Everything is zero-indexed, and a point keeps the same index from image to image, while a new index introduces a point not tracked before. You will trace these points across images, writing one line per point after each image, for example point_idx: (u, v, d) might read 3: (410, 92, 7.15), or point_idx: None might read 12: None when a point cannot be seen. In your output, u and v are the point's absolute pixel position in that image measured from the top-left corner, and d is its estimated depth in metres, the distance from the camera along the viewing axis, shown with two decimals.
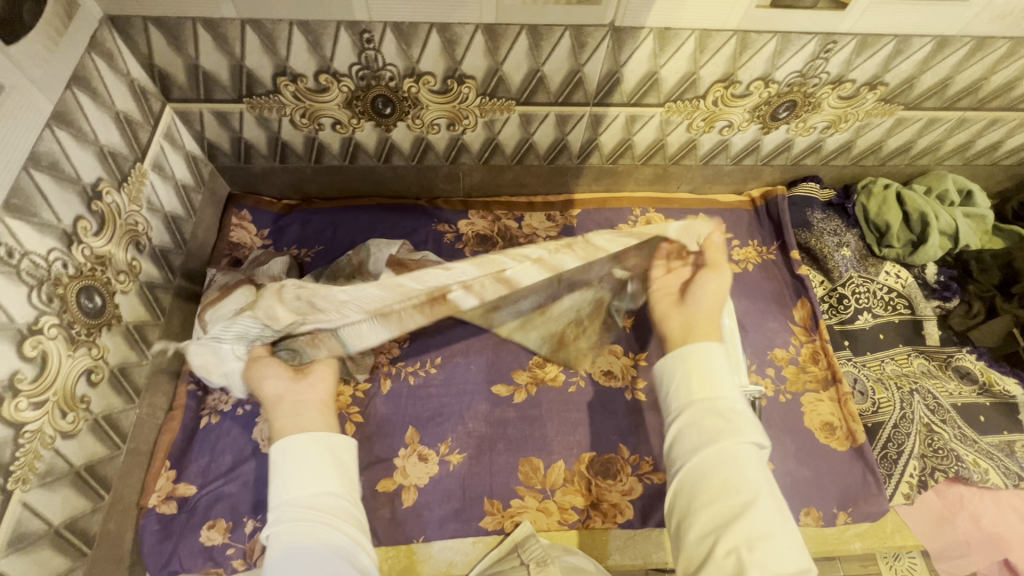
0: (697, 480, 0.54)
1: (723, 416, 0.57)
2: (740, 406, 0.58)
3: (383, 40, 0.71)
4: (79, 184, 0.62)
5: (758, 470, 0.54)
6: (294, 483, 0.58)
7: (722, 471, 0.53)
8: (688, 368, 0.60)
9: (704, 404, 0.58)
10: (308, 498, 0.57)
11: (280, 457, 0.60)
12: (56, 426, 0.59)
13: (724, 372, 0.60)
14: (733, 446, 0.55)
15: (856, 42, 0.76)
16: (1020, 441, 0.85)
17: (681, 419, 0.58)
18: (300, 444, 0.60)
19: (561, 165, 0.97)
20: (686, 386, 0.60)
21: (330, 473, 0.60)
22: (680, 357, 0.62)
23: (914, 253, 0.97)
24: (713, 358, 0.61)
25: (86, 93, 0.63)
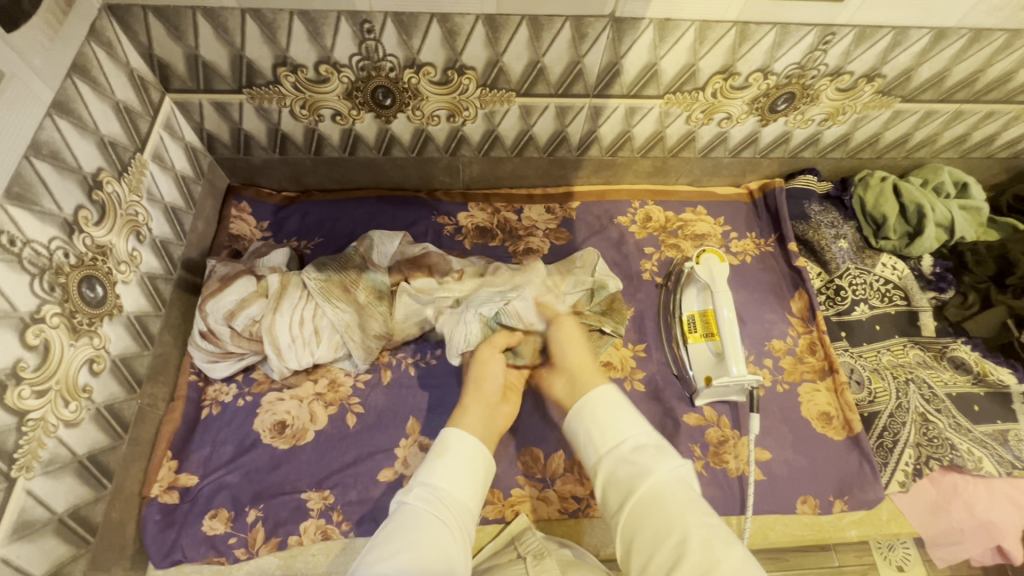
0: (631, 532, 0.53)
1: (642, 457, 0.56)
2: (649, 442, 0.58)
3: (383, 30, 0.71)
4: (80, 173, 0.62)
5: (680, 498, 0.52)
6: (442, 468, 0.58)
7: (650, 518, 0.52)
8: (596, 418, 0.61)
9: (615, 453, 0.58)
10: (446, 487, 0.57)
11: (451, 442, 0.61)
12: (59, 415, 0.59)
13: (629, 413, 0.61)
14: (654, 486, 0.53)
15: (854, 34, 0.76)
16: (1014, 430, 0.86)
17: (609, 467, 0.58)
18: (465, 442, 0.61)
19: (560, 157, 0.98)
20: (592, 443, 0.60)
21: (470, 481, 0.59)
22: (576, 416, 0.64)
23: (911, 245, 0.98)
24: (608, 404, 0.62)
25: (85, 82, 0.62)
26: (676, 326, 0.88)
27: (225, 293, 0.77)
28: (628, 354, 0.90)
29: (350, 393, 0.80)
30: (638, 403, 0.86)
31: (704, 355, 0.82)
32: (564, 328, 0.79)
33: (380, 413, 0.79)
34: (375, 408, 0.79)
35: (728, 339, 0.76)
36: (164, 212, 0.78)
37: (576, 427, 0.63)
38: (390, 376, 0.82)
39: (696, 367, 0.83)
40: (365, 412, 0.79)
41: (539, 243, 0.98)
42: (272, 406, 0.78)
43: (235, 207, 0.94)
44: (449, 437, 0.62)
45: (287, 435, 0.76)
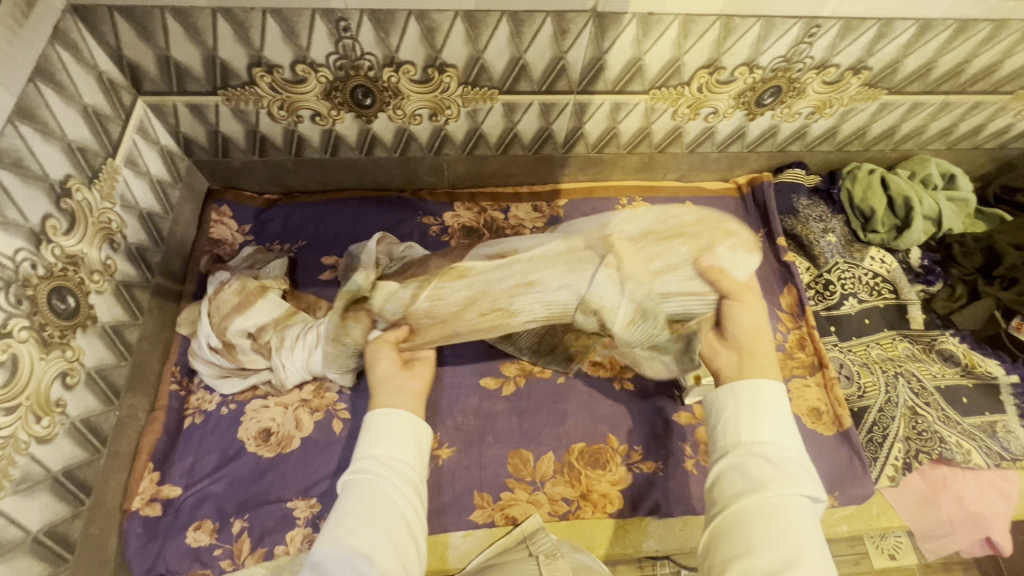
0: (740, 525, 0.51)
1: (775, 463, 0.53)
2: (796, 458, 0.54)
3: (360, 29, 0.69)
4: (47, 181, 0.60)
5: (810, 526, 0.49)
6: (381, 440, 0.61)
7: (764, 521, 0.50)
8: (744, 405, 0.57)
9: (750, 445, 0.55)
10: (388, 456, 0.59)
11: (378, 421, 0.63)
12: (31, 431, 0.57)
13: (782, 419, 0.56)
14: (780, 497, 0.51)
15: (839, 26, 0.75)
16: (1001, 421, 0.86)
17: (735, 457, 0.55)
18: (391, 413, 0.63)
19: (546, 154, 0.96)
20: (734, 425, 0.57)
21: (410, 445, 0.62)
22: (729, 392, 0.59)
23: (898, 238, 0.98)
24: (771, 399, 0.57)
25: (50, 87, 0.60)
26: None
27: (251, 311, 0.78)
28: None
29: (336, 399, 0.78)
30: (628, 402, 0.85)
31: None
32: (753, 309, 0.60)
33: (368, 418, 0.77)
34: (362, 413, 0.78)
35: None
36: (139, 219, 0.76)
37: (718, 401, 0.59)
38: (376, 380, 0.80)
39: None
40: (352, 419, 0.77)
41: None
42: (257, 414, 0.76)
43: (216, 210, 0.92)
44: (373, 413, 0.64)
45: (272, 443, 0.75)
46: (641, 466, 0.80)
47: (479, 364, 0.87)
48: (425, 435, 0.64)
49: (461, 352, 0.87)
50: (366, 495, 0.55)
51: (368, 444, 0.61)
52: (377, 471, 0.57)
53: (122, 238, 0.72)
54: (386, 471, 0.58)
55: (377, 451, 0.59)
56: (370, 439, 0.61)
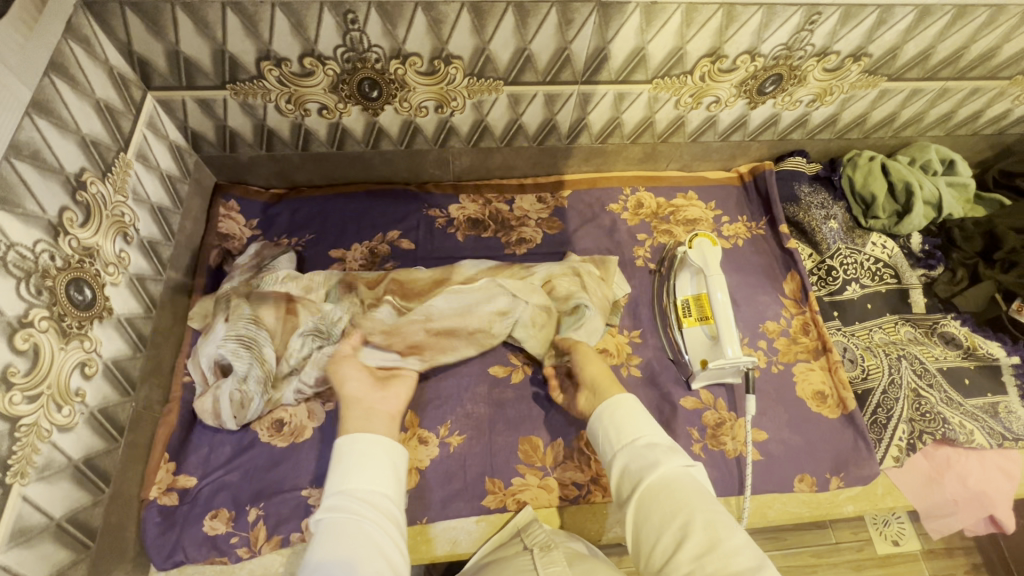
0: (641, 510, 0.55)
1: (649, 453, 0.58)
2: (661, 440, 0.60)
3: (367, 21, 0.70)
4: (63, 174, 0.60)
5: (694, 489, 0.54)
6: (354, 472, 0.59)
7: (657, 508, 0.54)
8: (608, 421, 0.63)
9: (626, 450, 0.60)
10: (362, 490, 0.58)
11: (345, 449, 0.61)
12: (52, 419, 0.58)
13: (641, 414, 0.63)
14: (661, 477, 0.56)
15: (840, 13, 0.76)
16: (1003, 402, 0.87)
17: (618, 465, 0.60)
18: (367, 440, 0.62)
19: (550, 145, 0.97)
20: (612, 434, 0.62)
21: (388, 475, 0.61)
22: (597, 417, 0.66)
23: (900, 224, 0.98)
24: (631, 403, 0.64)
25: (64, 81, 0.61)
26: (671, 312, 0.88)
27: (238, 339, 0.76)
28: (624, 341, 0.90)
29: None
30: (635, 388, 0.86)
31: (699, 338, 0.82)
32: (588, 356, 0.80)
33: None
34: None
35: (722, 320, 0.77)
36: (150, 212, 0.77)
37: (592, 430, 0.65)
38: None
39: (691, 351, 0.84)
40: None
41: (531, 233, 0.98)
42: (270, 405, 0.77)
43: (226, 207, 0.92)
44: (342, 445, 0.62)
45: (285, 433, 0.76)
46: None
47: (488, 353, 0.88)
48: (401, 459, 0.64)
49: None
50: (341, 532, 0.53)
51: (340, 479, 0.59)
52: (354, 508, 0.55)
53: (136, 232, 0.73)
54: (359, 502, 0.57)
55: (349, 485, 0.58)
56: (342, 473, 0.59)
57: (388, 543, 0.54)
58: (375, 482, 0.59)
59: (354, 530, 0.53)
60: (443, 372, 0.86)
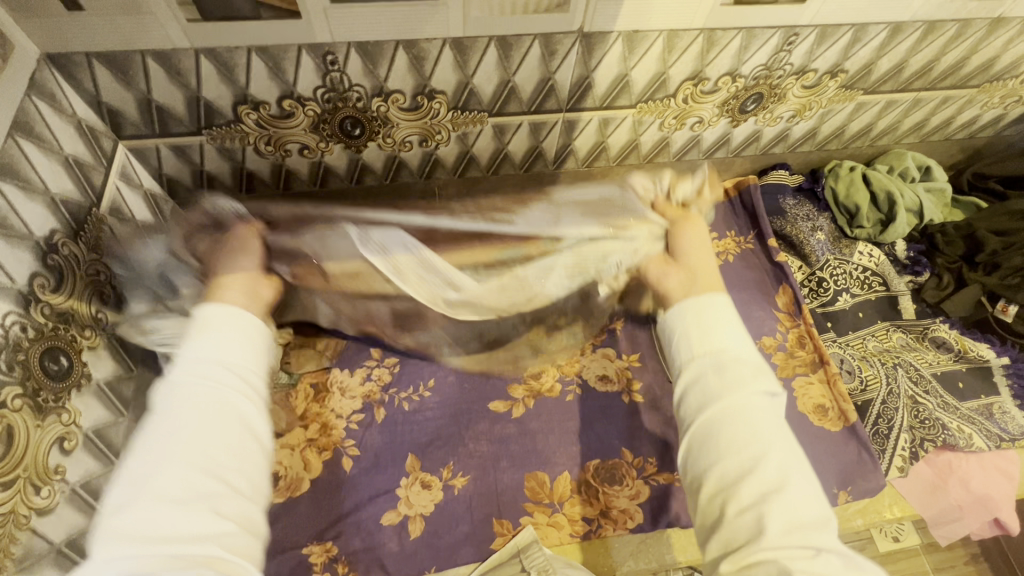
0: (707, 435, 0.47)
1: (729, 366, 0.50)
2: (748, 358, 0.51)
3: (348, 61, 0.68)
4: (32, 239, 0.57)
5: (763, 418, 0.47)
6: (218, 346, 0.49)
7: (727, 429, 0.47)
8: (688, 322, 0.53)
9: (706, 356, 0.51)
10: (219, 370, 0.47)
11: (205, 323, 0.50)
12: (30, 503, 0.54)
13: (733, 323, 0.53)
14: (741, 400, 0.48)
15: (816, 33, 0.77)
16: (997, 403, 0.89)
17: (693, 361, 0.51)
18: (223, 315, 0.51)
19: (537, 172, 0.96)
20: (688, 340, 0.53)
21: (247, 347, 0.50)
22: (680, 312, 0.55)
23: (884, 232, 1.01)
24: (722, 308, 0.54)
25: (28, 139, 0.58)
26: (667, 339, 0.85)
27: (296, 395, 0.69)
28: (624, 367, 0.89)
29: (344, 437, 0.81)
30: (638, 415, 0.85)
31: None
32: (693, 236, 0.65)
33: (379, 453, 0.80)
34: (372, 449, 0.81)
35: None
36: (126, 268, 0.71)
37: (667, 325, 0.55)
38: (384, 414, 0.83)
39: None
40: (362, 455, 0.80)
41: None
42: None
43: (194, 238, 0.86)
44: (211, 313, 0.51)
45: (281, 488, 0.77)
46: (657, 478, 0.80)
47: (486, 390, 0.86)
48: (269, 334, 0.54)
49: (462, 377, 0.87)
50: (186, 426, 0.44)
51: (188, 357, 0.48)
52: (205, 393, 0.46)
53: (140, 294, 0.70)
54: (227, 374, 0.47)
55: (207, 355, 0.48)
56: (194, 355, 0.48)
57: (252, 430, 0.47)
58: (238, 355, 0.49)
59: (220, 415, 0.45)
60: (442, 412, 0.84)
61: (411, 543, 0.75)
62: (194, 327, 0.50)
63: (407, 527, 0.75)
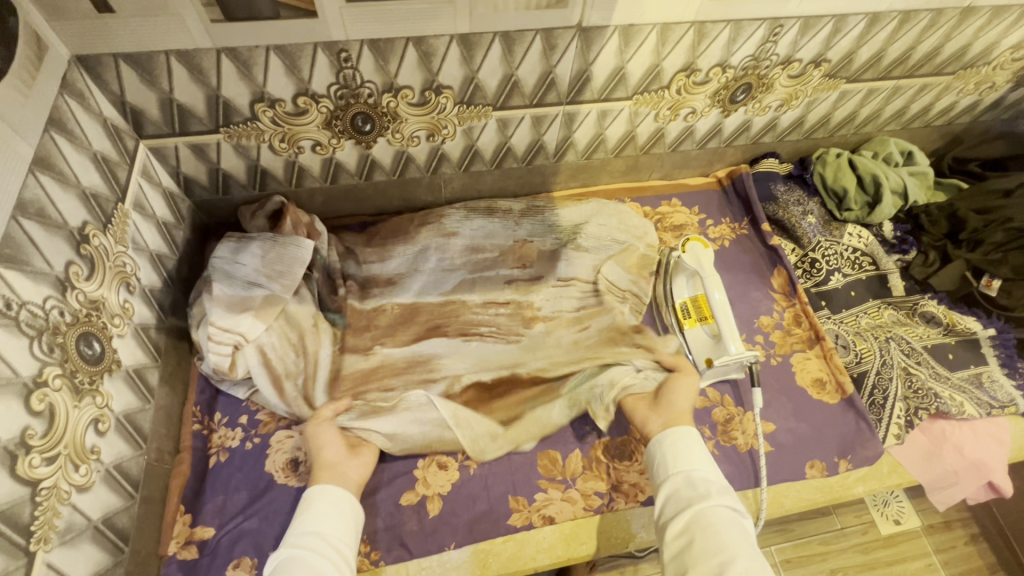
0: (684, 548, 0.60)
1: (696, 485, 0.65)
2: (714, 480, 0.66)
3: (360, 58, 0.72)
4: (67, 229, 0.60)
5: (734, 529, 0.59)
6: (314, 521, 0.63)
7: (703, 537, 0.59)
8: (666, 450, 0.71)
9: (677, 477, 0.67)
10: (309, 533, 0.61)
11: (314, 498, 0.66)
12: (70, 480, 0.56)
13: (702, 456, 0.69)
14: (704, 509, 0.62)
15: (800, 24, 0.82)
16: (986, 372, 0.93)
17: (668, 489, 0.67)
18: (325, 494, 0.66)
19: (538, 165, 1.00)
20: (665, 464, 0.70)
21: (332, 517, 0.64)
22: (658, 443, 0.73)
23: (872, 214, 1.05)
24: (690, 439, 0.71)
25: (63, 136, 0.61)
26: (670, 315, 0.92)
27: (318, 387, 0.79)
28: None
29: None
30: None
31: (702, 338, 0.87)
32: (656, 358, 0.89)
33: None
34: None
35: (723, 319, 0.81)
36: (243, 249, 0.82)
37: (651, 455, 0.73)
38: None
39: (695, 351, 0.88)
40: None
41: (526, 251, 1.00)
42: (283, 445, 0.77)
43: (279, 204, 0.89)
44: (314, 493, 0.66)
45: (301, 473, 0.75)
46: None
47: None
48: (348, 506, 0.66)
49: None
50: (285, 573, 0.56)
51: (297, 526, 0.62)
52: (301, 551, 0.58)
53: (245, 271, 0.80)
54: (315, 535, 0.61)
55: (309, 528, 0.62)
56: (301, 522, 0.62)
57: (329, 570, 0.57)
58: (319, 526, 0.62)
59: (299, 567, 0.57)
60: None
61: (430, 521, 0.77)
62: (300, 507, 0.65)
63: (425, 506, 0.78)
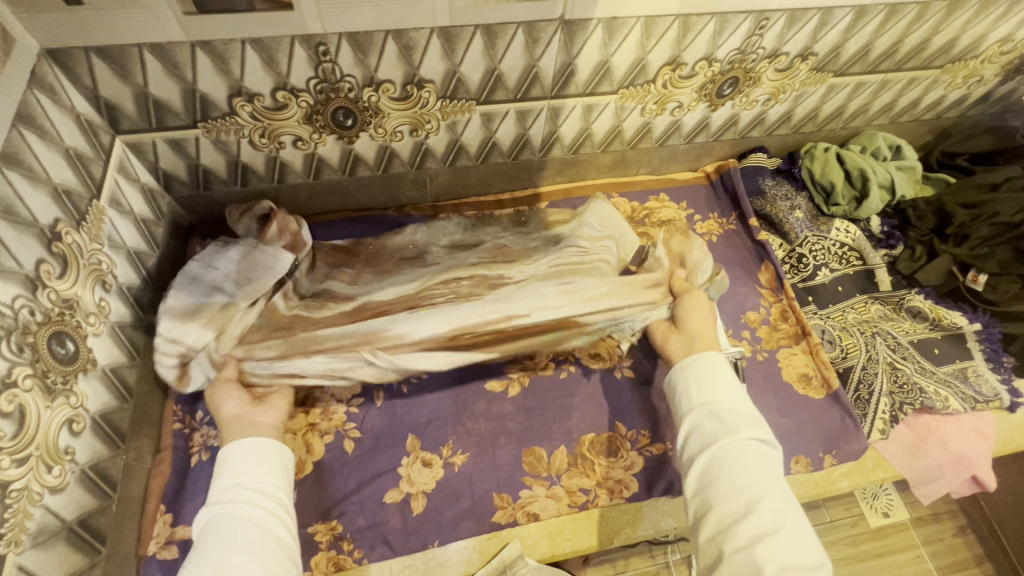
0: (711, 479, 0.63)
1: (725, 418, 0.66)
2: (742, 411, 0.67)
3: (339, 51, 0.71)
4: (37, 227, 0.59)
5: (761, 468, 0.62)
6: (235, 475, 0.63)
7: (730, 474, 0.61)
8: (693, 380, 0.71)
9: (704, 407, 0.68)
10: (235, 492, 0.62)
11: (232, 456, 0.65)
12: (43, 481, 0.56)
13: (729, 384, 0.70)
14: (733, 444, 0.64)
15: (786, 17, 0.81)
16: (971, 366, 0.93)
17: (692, 419, 0.69)
18: (254, 446, 0.66)
19: (525, 160, 0.99)
20: (691, 393, 0.70)
21: (262, 468, 0.65)
22: (683, 371, 0.73)
23: (859, 209, 1.05)
24: (716, 369, 0.71)
25: (32, 132, 0.60)
26: None
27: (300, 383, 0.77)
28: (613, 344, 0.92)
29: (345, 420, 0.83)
30: (632, 390, 0.88)
31: None
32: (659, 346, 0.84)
33: (378, 436, 0.82)
34: (371, 432, 0.82)
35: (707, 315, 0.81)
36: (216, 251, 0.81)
37: (675, 380, 0.74)
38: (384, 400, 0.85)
39: None
40: (362, 437, 0.82)
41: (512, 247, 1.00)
42: None
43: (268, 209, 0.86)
44: (228, 452, 0.66)
45: None
46: (651, 449, 0.83)
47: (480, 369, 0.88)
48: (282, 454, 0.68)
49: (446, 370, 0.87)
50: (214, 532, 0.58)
51: (225, 483, 0.63)
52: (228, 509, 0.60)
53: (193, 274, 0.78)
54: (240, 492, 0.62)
55: (228, 484, 0.62)
56: (225, 478, 0.63)
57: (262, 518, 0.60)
58: (243, 480, 0.63)
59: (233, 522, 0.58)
60: (440, 392, 0.86)
61: (415, 519, 0.76)
62: (217, 467, 0.65)
63: (409, 504, 0.77)
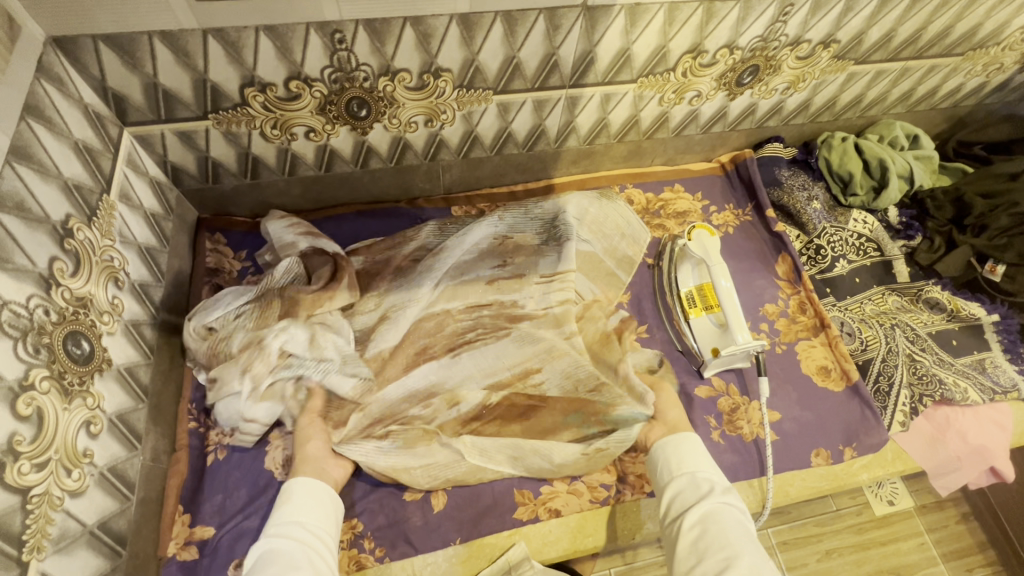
0: (693, 543, 0.60)
1: (701, 487, 0.65)
2: (718, 481, 0.66)
3: (355, 39, 0.68)
4: (49, 223, 0.57)
5: (738, 528, 0.59)
6: (296, 510, 0.62)
7: (712, 535, 0.59)
8: (669, 453, 0.70)
9: (681, 478, 0.67)
10: (291, 523, 0.60)
11: (296, 491, 0.64)
12: (63, 485, 0.54)
13: (705, 456, 0.69)
14: (710, 508, 0.62)
15: (810, 4, 0.79)
16: (989, 357, 0.92)
17: (672, 494, 0.67)
18: (313, 485, 0.65)
19: (539, 151, 0.97)
20: (668, 466, 0.69)
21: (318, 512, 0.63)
22: (660, 447, 0.73)
23: (877, 199, 1.03)
24: (693, 443, 0.71)
25: (40, 123, 0.57)
26: (675, 305, 0.91)
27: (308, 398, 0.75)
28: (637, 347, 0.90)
29: None
30: None
31: (708, 327, 0.85)
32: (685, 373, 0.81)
33: None
34: None
35: (729, 308, 0.80)
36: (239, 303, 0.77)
37: (652, 459, 0.73)
38: None
39: (700, 341, 0.87)
40: None
41: None
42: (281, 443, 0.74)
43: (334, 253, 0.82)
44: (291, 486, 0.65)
45: None
46: None
47: None
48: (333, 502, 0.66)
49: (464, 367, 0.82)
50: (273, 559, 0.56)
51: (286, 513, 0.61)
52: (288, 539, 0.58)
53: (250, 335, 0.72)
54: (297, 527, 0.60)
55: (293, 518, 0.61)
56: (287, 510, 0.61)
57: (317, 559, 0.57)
58: (302, 516, 0.61)
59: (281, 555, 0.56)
60: None
61: (435, 517, 0.75)
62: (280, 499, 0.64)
63: (430, 501, 0.76)
